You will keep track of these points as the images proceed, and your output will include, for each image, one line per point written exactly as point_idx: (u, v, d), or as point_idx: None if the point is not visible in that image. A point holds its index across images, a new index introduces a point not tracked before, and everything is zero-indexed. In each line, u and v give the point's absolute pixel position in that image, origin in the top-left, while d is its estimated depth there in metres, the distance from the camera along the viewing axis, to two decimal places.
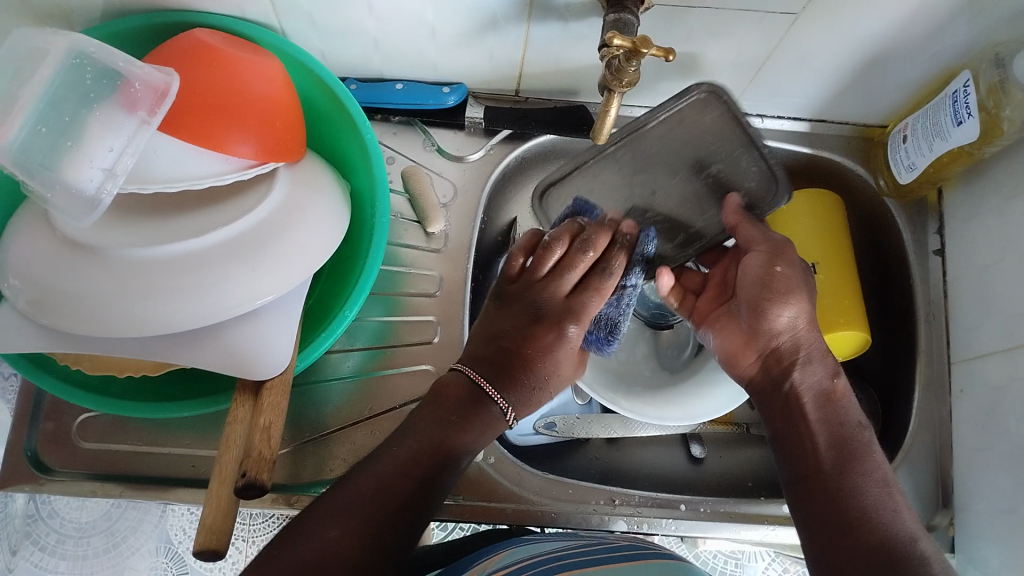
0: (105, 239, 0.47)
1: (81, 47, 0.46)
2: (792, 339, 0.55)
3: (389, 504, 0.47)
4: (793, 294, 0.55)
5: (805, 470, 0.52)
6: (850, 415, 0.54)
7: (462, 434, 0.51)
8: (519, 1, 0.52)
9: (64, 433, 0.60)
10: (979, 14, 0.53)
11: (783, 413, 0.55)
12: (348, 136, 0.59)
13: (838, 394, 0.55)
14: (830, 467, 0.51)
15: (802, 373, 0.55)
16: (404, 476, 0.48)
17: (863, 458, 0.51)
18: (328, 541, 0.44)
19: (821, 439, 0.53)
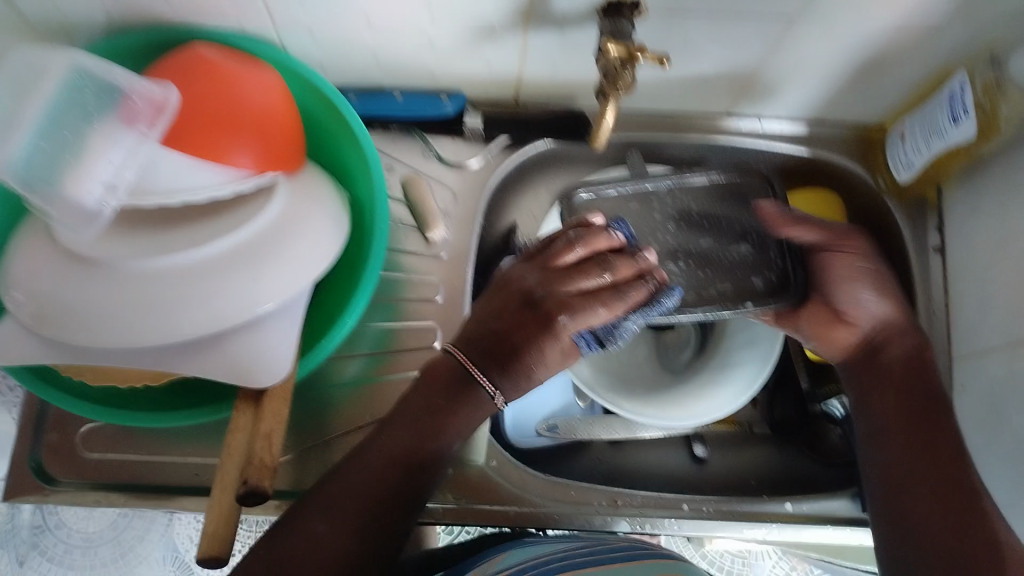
0: (107, 250, 0.47)
1: (81, 63, 0.47)
2: (889, 315, 0.59)
3: (374, 502, 0.47)
4: (875, 262, 0.60)
5: (892, 422, 0.55)
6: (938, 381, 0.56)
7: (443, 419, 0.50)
8: (516, 10, 0.52)
9: (67, 444, 0.60)
10: (976, 15, 0.53)
11: (903, 379, 0.56)
12: (347, 143, 0.59)
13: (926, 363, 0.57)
14: (915, 421, 0.54)
15: (895, 342, 0.58)
16: (387, 474, 0.48)
17: (943, 415, 0.53)
18: (315, 534, 0.46)
19: (904, 396, 0.55)
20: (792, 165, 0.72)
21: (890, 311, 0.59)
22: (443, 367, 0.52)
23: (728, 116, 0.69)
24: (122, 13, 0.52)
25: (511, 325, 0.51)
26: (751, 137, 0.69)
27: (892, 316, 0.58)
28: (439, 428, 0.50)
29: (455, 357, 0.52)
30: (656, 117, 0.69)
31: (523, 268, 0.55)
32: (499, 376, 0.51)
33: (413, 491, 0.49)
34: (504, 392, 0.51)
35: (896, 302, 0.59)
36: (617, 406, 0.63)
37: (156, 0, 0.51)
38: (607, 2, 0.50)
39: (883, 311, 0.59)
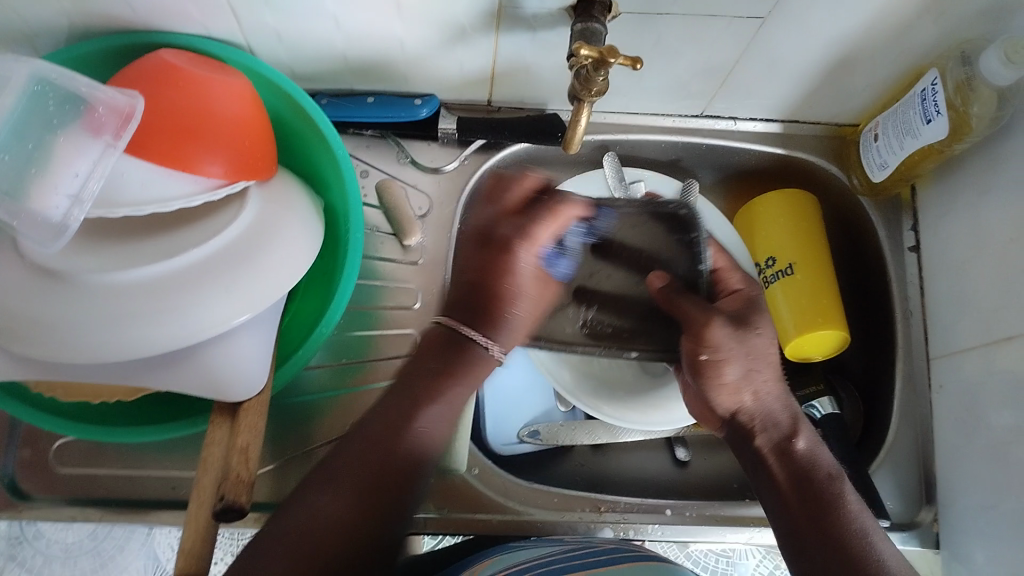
0: (74, 263, 0.46)
1: (42, 73, 0.47)
2: (759, 403, 0.52)
3: (364, 491, 0.45)
4: (727, 358, 0.51)
5: (790, 520, 0.49)
6: (821, 466, 0.51)
7: (437, 399, 0.49)
8: (487, 12, 0.51)
9: (41, 459, 0.59)
10: (946, 12, 0.53)
11: (788, 474, 0.50)
12: (319, 150, 0.58)
13: (800, 451, 0.51)
14: (808, 516, 0.48)
15: (762, 434, 0.52)
16: (377, 457, 0.46)
17: (836, 508, 0.48)
18: (319, 506, 0.44)
19: (787, 482, 0.50)
20: (767, 166, 0.72)
21: (765, 404, 0.52)
22: (433, 338, 0.52)
23: (702, 117, 0.69)
24: (85, 17, 0.51)
25: (483, 275, 0.53)
26: (725, 139, 0.69)
27: (766, 400, 0.52)
28: (436, 393, 0.49)
29: (448, 327, 0.52)
30: (632, 122, 0.69)
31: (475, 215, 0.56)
32: (494, 336, 0.52)
33: (399, 483, 0.46)
34: (499, 343, 0.52)
35: (757, 392, 0.52)
36: (594, 410, 0.64)
37: (121, 6, 0.50)
38: (579, 3, 0.50)
39: (755, 402, 0.52)
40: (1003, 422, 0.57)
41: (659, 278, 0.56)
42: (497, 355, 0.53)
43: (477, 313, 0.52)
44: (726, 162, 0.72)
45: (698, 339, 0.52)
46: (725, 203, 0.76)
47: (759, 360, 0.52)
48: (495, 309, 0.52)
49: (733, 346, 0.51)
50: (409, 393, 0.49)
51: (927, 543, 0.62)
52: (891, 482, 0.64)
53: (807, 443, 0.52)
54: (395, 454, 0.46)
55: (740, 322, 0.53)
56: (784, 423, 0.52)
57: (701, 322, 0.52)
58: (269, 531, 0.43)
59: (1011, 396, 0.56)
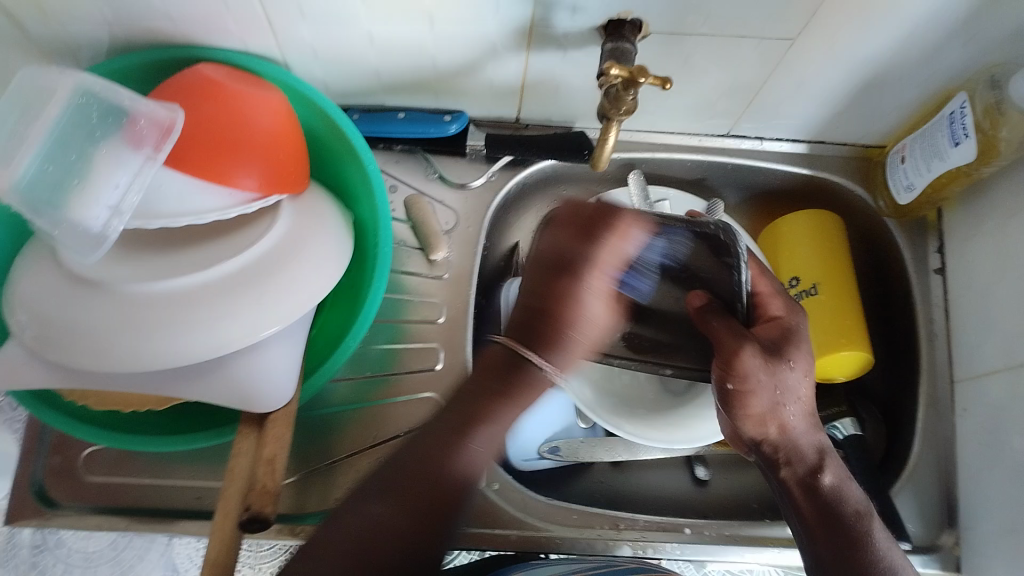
0: (110, 273, 0.47)
1: (87, 85, 0.47)
2: (786, 436, 0.52)
3: (408, 517, 0.44)
4: (755, 392, 0.50)
5: (818, 555, 0.50)
6: (849, 502, 0.51)
7: (492, 425, 0.48)
8: (519, 30, 0.52)
9: (70, 467, 0.60)
10: (974, 36, 0.53)
11: (815, 510, 0.51)
12: (351, 165, 0.59)
13: (826, 486, 0.51)
14: (836, 555, 0.49)
15: (790, 467, 0.52)
16: (426, 483, 0.45)
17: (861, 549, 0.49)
18: (374, 514, 0.44)
19: (814, 519, 0.51)
20: (792, 186, 0.72)
21: (795, 438, 0.52)
22: (490, 359, 0.50)
23: (728, 137, 0.69)
24: (127, 31, 0.52)
25: (538, 297, 0.51)
26: (751, 158, 0.70)
27: (795, 432, 0.52)
28: (491, 412, 0.48)
29: (508, 345, 0.50)
30: (658, 141, 0.69)
31: (550, 239, 0.53)
32: (546, 352, 0.50)
33: (443, 512, 0.45)
34: (553, 360, 0.50)
35: (783, 426, 0.51)
36: (613, 426, 0.64)
37: (162, 21, 0.51)
38: (611, 22, 0.50)
39: (782, 436, 0.52)
40: None
41: (698, 296, 0.55)
42: (553, 374, 0.50)
43: (534, 336, 0.50)
44: (751, 181, 0.72)
45: (726, 367, 0.51)
46: (750, 222, 0.76)
47: (788, 397, 0.51)
48: (548, 330, 0.50)
49: (760, 379, 0.50)
50: (466, 418, 0.48)
51: (947, 567, 0.62)
52: (913, 504, 0.64)
53: (834, 478, 0.52)
54: (444, 482, 0.46)
55: (771, 354, 0.51)
56: (811, 458, 0.52)
57: (732, 350, 0.50)
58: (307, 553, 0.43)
59: None
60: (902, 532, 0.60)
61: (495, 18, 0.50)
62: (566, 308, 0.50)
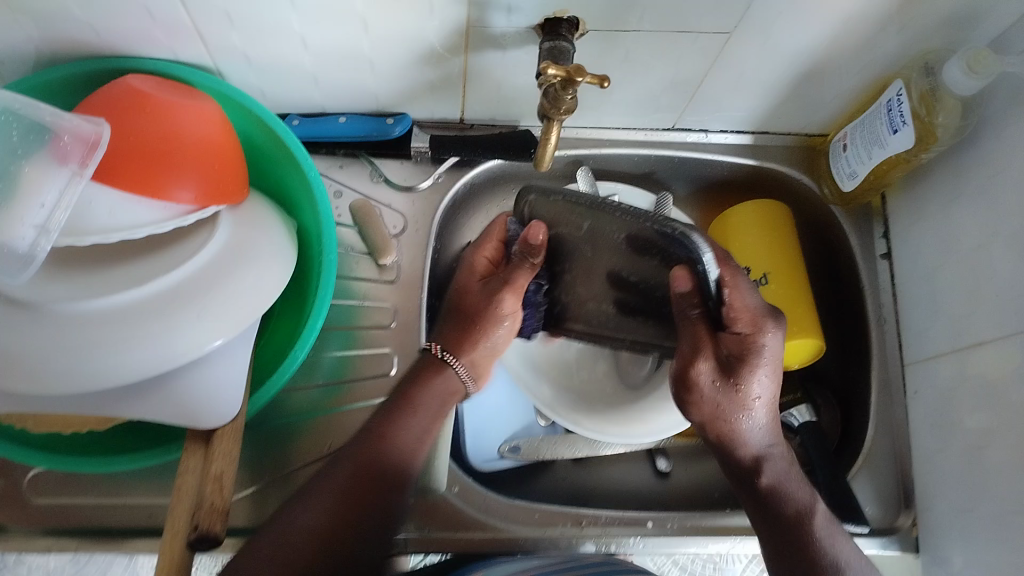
0: (43, 292, 0.45)
1: (5, 103, 0.46)
2: (739, 435, 0.52)
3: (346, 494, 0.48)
4: (699, 400, 0.52)
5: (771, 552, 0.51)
6: (789, 501, 0.51)
7: (403, 418, 0.52)
8: (457, 31, 0.51)
9: (14, 490, 0.58)
10: (907, 25, 0.54)
11: (760, 509, 0.52)
12: (293, 174, 0.58)
13: (764, 488, 0.51)
14: (778, 548, 0.50)
15: (741, 463, 0.53)
16: (362, 457, 0.49)
17: (806, 540, 0.49)
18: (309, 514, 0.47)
19: (758, 517, 0.52)
20: (739, 176, 0.72)
21: (742, 441, 0.52)
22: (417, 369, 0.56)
23: (674, 130, 0.69)
24: (54, 43, 0.51)
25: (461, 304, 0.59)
26: (696, 151, 0.70)
27: (748, 434, 0.52)
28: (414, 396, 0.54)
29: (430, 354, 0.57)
30: (604, 136, 0.69)
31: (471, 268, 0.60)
32: (458, 353, 0.57)
33: (373, 508, 0.48)
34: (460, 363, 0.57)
35: (721, 434, 0.52)
36: (572, 423, 0.65)
37: (87, 31, 0.49)
38: (547, 21, 0.50)
39: (727, 441, 0.53)
40: (977, 424, 0.58)
41: (682, 279, 0.49)
42: (439, 355, 0.57)
43: (455, 339, 0.58)
44: (699, 174, 0.72)
45: (683, 377, 0.52)
46: (699, 214, 0.76)
47: (725, 411, 0.51)
48: (468, 330, 0.58)
49: (713, 391, 0.51)
50: (382, 416, 0.53)
51: (905, 547, 0.63)
52: (869, 490, 0.64)
53: (772, 478, 0.52)
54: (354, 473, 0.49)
55: (727, 371, 0.50)
56: (749, 459, 0.53)
57: (688, 356, 0.51)
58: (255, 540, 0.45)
59: (984, 401, 0.57)
60: (856, 515, 0.61)
61: (431, 19, 0.50)
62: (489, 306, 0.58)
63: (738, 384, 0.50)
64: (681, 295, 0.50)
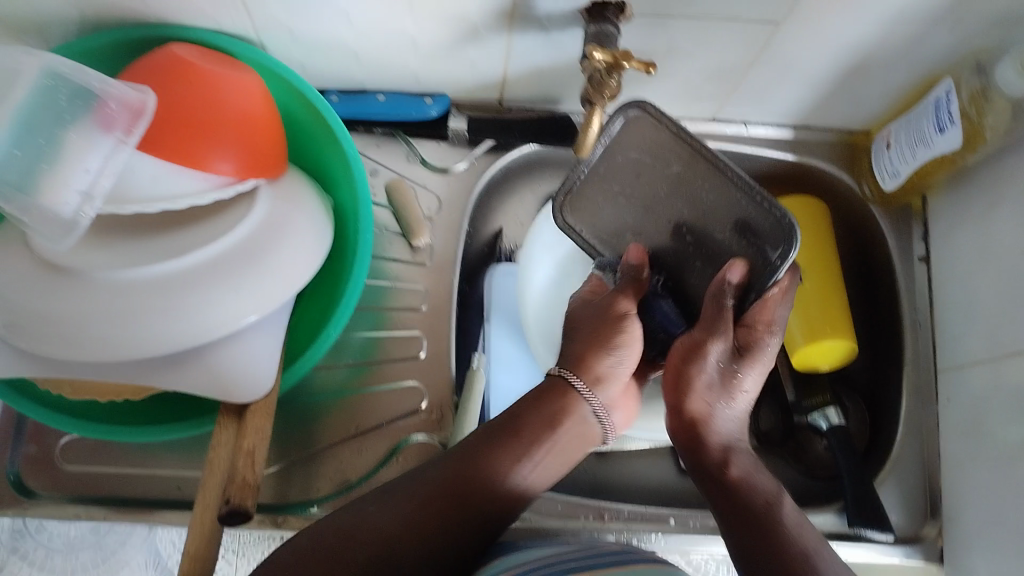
0: (85, 259, 0.46)
1: (55, 68, 0.46)
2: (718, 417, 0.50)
3: (432, 522, 0.44)
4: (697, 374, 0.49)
5: (736, 544, 0.46)
6: (757, 492, 0.47)
7: (512, 448, 0.47)
8: (502, 11, 0.51)
9: (46, 455, 0.59)
10: (959, 21, 0.53)
11: (725, 496, 0.47)
12: (331, 151, 0.58)
13: (733, 477, 0.48)
14: (747, 538, 0.45)
15: (710, 451, 0.50)
16: (454, 481, 0.45)
17: (778, 532, 0.44)
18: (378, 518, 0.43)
19: (724, 505, 0.47)
20: (778, 172, 0.72)
21: (715, 426, 0.50)
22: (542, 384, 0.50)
23: (714, 122, 0.69)
24: (100, 10, 0.51)
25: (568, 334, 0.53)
26: (736, 144, 0.69)
27: (725, 420, 0.50)
28: (529, 419, 0.48)
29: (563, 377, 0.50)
30: None
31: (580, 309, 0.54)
32: (579, 370, 0.50)
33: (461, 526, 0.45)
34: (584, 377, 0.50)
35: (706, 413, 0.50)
36: None
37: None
38: (592, 6, 0.49)
39: (704, 422, 0.50)
40: (1011, 432, 0.57)
41: (738, 269, 0.48)
42: (579, 386, 0.50)
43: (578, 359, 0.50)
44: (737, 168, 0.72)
45: (693, 348, 0.49)
46: None
47: (722, 389, 0.50)
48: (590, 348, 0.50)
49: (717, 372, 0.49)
50: (490, 438, 0.48)
51: (929, 557, 0.62)
52: (896, 497, 0.63)
53: (742, 470, 0.48)
54: (437, 514, 0.44)
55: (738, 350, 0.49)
56: (717, 451, 0.50)
57: (696, 339, 0.49)
58: (307, 537, 0.43)
59: (1019, 409, 0.55)
60: (880, 522, 0.60)
61: None
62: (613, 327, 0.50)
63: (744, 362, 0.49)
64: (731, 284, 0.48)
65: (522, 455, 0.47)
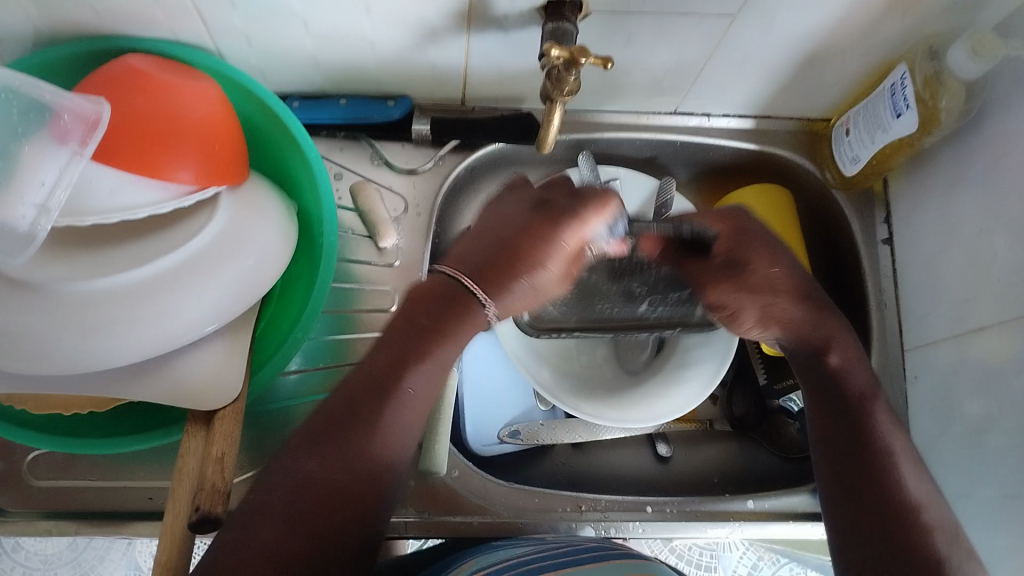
0: (43, 273, 0.45)
1: (5, 81, 0.46)
2: (791, 315, 0.54)
3: (339, 463, 0.42)
4: (740, 308, 0.55)
5: (828, 439, 0.50)
6: (853, 383, 0.51)
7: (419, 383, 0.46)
8: (460, 11, 0.51)
9: (15, 474, 0.58)
10: (912, 7, 0.53)
11: (823, 391, 0.52)
12: (293, 155, 0.58)
13: (833, 368, 0.52)
14: (843, 435, 0.49)
15: (831, 354, 0.53)
16: (347, 421, 0.44)
17: (872, 425, 0.49)
18: (305, 471, 0.42)
19: (822, 403, 0.52)
20: (742, 161, 0.72)
21: (796, 327, 0.54)
22: (418, 293, 0.48)
23: (676, 113, 0.69)
24: (54, 22, 0.50)
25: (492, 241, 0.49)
26: (701, 135, 0.70)
27: (794, 322, 0.54)
28: (432, 346, 0.47)
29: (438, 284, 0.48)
30: (606, 120, 0.69)
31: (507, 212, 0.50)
32: (490, 290, 0.48)
33: (370, 471, 0.43)
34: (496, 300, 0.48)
35: (776, 319, 0.55)
36: (573, 408, 0.63)
37: (88, 12, 0.49)
38: (550, 2, 0.50)
39: (785, 327, 0.55)
40: (978, 409, 0.58)
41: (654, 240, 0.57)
42: (489, 314, 0.48)
43: (483, 276, 0.48)
44: (700, 158, 0.72)
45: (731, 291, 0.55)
46: (699, 197, 0.76)
47: (770, 298, 0.54)
48: (509, 276, 0.48)
49: (735, 297, 0.55)
50: (391, 376, 0.45)
51: None
52: None
53: (840, 358, 0.53)
54: (370, 463, 0.43)
55: (738, 260, 0.54)
56: (826, 353, 0.53)
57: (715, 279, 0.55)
58: (255, 499, 0.41)
59: (985, 386, 0.57)
60: None
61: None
62: (543, 252, 0.48)
63: (750, 266, 0.54)
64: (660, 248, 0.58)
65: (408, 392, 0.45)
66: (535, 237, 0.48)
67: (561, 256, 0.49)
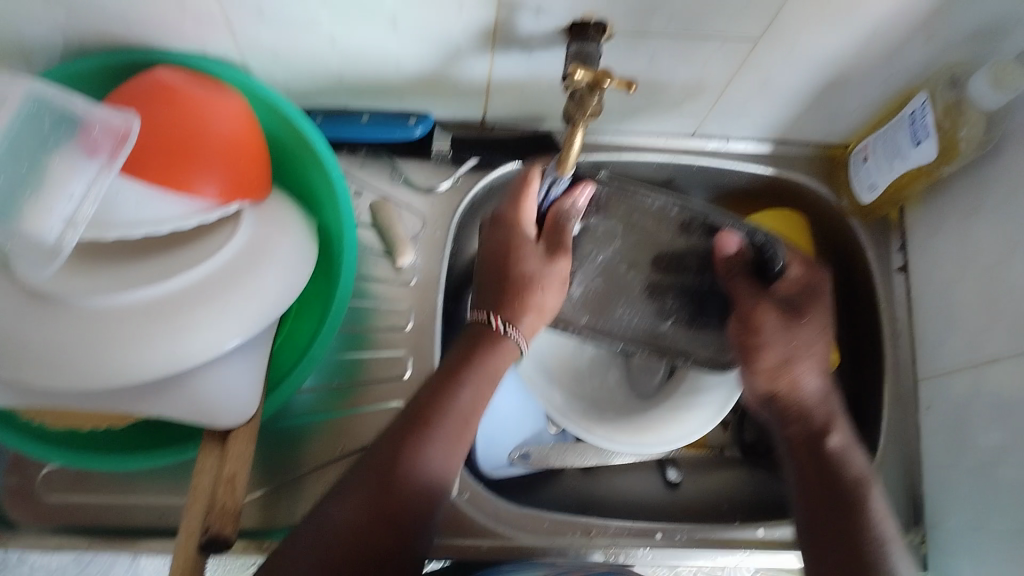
0: (65, 286, 0.45)
1: (39, 93, 0.47)
2: (806, 382, 0.56)
3: (372, 502, 0.45)
4: (768, 344, 0.57)
5: (812, 509, 0.51)
6: (849, 468, 0.53)
7: (447, 423, 0.49)
8: (484, 31, 0.51)
9: (27, 487, 0.58)
10: (935, 36, 0.54)
11: (814, 465, 0.53)
12: (315, 172, 0.58)
13: (831, 448, 0.54)
14: (831, 505, 0.51)
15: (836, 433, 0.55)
16: (381, 463, 0.46)
17: (859, 507, 0.50)
18: (339, 510, 0.45)
19: (814, 474, 0.53)
20: (757, 185, 0.72)
21: (803, 391, 0.56)
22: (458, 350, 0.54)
23: (696, 137, 0.69)
24: (82, 33, 0.51)
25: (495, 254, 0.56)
26: (717, 158, 0.70)
27: (809, 383, 0.56)
28: (455, 395, 0.51)
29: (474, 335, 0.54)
30: (625, 141, 0.69)
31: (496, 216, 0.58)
32: (506, 315, 0.54)
33: (402, 504, 0.46)
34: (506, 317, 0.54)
35: (795, 380, 0.56)
36: (586, 432, 0.63)
37: (116, 23, 0.49)
38: (575, 24, 0.50)
39: (790, 393, 0.56)
40: (991, 441, 0.57)
41: (729, 242, 0.63)
42: (500, 326, 0.53)
43: (496, 297, 0.54)
44: (716, 183, 0.72)
45: (782, 311, 0.58)
46: None
47: (803, 353, 0.56)
48: (501, 289, 0.54)
49: (773, 332, 0.57)
50: (414, 419, 0.49)
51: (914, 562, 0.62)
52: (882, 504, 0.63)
53: (840, 441, 0.54)
54: (400, 498, 0.46)
55: (794, 310, 0.58)
56: (822, 423, 0.55)
57: (749, 308, 0.59)
58: (294, 538, 0.44)
59: (999, 416, 0.56)
60: None
61: (458, 19, 0.50)
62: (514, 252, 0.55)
63: (804, 322, 0.57)
64: (729, 257, 0.63)
65: (439, 434, 0.48)
66: (503, 241, 0.56)
67: (530, 246, 0.56)
